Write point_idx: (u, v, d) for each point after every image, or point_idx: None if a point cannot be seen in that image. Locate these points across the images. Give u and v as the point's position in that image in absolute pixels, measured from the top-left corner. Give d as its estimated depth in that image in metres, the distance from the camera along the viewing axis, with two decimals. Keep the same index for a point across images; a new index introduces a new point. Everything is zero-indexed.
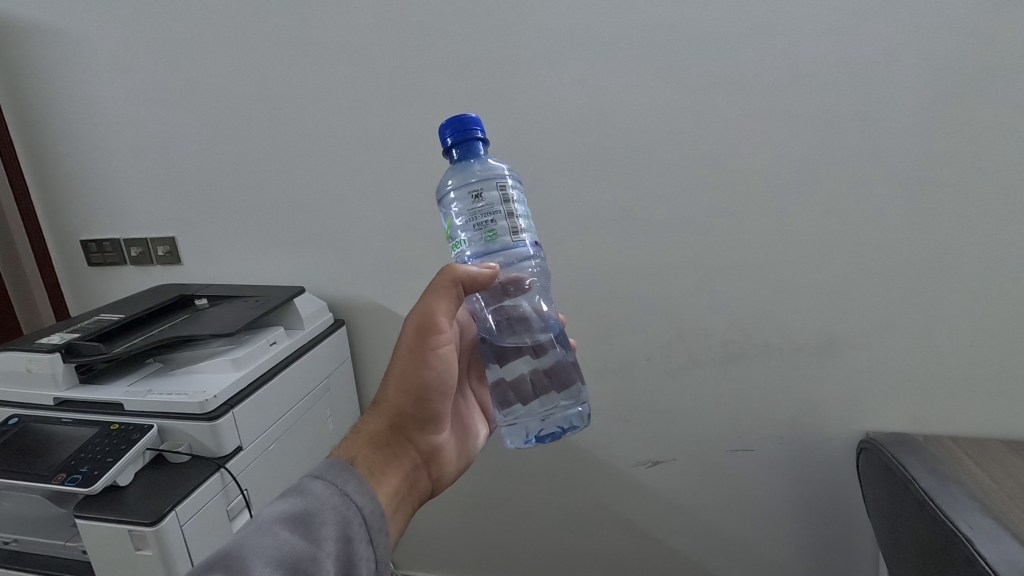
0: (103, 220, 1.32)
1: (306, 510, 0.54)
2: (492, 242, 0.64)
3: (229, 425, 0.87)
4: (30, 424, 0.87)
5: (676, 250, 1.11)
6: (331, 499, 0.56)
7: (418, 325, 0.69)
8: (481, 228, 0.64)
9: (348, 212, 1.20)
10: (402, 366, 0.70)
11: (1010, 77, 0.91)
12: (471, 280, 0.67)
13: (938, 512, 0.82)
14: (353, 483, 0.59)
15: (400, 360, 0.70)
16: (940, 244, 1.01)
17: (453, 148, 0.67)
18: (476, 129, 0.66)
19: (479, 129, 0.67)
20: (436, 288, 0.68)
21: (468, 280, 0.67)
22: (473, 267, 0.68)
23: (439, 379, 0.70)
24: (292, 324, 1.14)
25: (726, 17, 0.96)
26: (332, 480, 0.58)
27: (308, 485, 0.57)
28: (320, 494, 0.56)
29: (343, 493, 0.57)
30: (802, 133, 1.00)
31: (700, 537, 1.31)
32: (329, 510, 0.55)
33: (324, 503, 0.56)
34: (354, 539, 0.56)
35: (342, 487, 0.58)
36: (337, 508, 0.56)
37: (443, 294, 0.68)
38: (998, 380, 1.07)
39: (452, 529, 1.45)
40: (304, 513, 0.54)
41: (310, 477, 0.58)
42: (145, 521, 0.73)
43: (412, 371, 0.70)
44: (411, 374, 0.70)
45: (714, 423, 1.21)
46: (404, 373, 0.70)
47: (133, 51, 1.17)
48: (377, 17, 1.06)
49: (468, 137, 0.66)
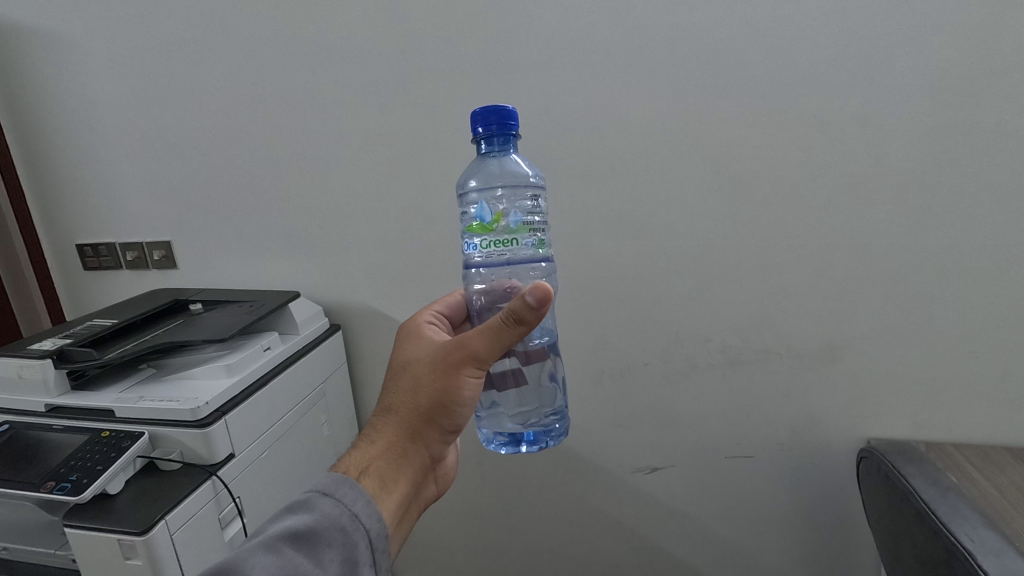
0: (98, 225, 1.32)
1: (313, 527, 0.53)
2: (540, 251, 0.68)
3: (221, 432, 0.86)
4: (22, 431, 0.85)
5: (675, 254, 1.09)
6: (339, 519, 0.55)
7: (468, 350, 0.64)
8: (532, 230, 0.67)
9: (345, 215, 1.20)
10: (438, 382, 0.64)
11: (1015, 81, 0.90)
12: (528, 317, 0.61)
13: (938, 525, 0.80)
14: (363, 503, 0.57)
15: (435, 376, 0.64)
16: (941, 248, 1.00)
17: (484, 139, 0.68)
18: (514, 125, 0.67)
19: (514, 124, 0.67)
20: (495, 320, 0.63)
21: (524, 318, 0.61)
22: (526, 300, 0.60)
23: (472, 402, 0.66)
24: (286, 328, 1.13)
25: (724, 18, 0.94)
26: (341, 498, 0.56)
27: (317, 502, 0.55)
28: (329, 512, 0.55)
29: (353, 514, 0.55)
30: (801, 137, 0.98)
31: (701, 544, 1.30)
32: (336, 530, 0.54)
33: (331, 523, 0.54)
34: (359, 562, 0.54)
35: (351, 506, 0.56)
36: (345, 529, 0.54)
37: (502, 328, 0.62)
38: (1000, 385, 1.06)
39: (450, 536, 1.43)
40: (310, 531, 0.52)
41: (317, 493, 0.56)
42: (134, 530, 0.72)
43: (448, 391, 0.64)
44: (446, 394, 0.64)
45: (714, 429, 1.20)
46: (437, 390, 0.64)
47: (128, 54, 1.16)
48: (371, 19, 1.05)
49: (504, 128, 0.66)
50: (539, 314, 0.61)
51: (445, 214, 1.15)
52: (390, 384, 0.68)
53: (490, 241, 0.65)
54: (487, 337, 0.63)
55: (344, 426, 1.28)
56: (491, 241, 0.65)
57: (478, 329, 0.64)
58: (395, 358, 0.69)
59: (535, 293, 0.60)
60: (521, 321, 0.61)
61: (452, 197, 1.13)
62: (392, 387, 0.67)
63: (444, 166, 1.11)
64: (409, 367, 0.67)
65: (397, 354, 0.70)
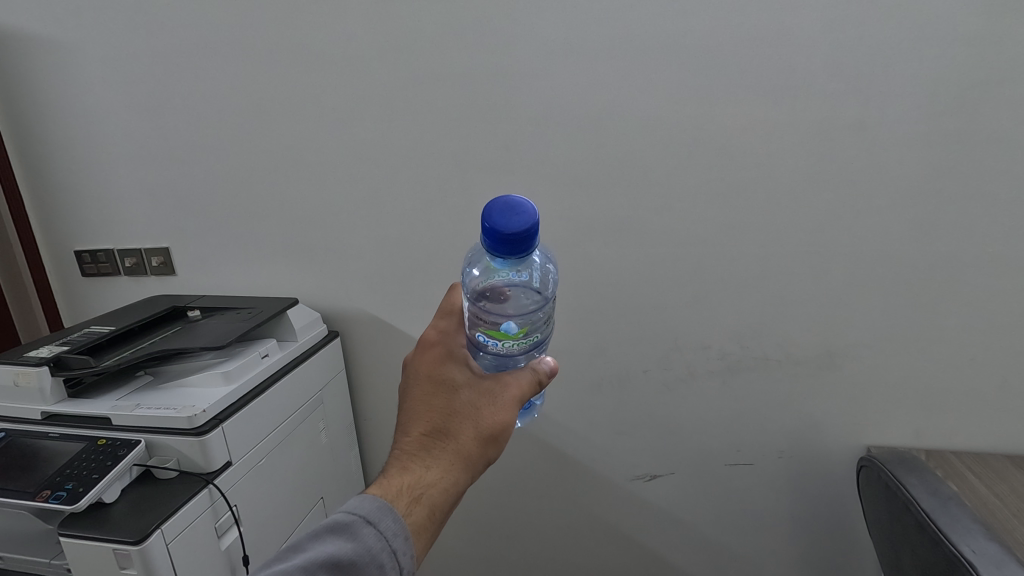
0: (96, 231, 1.32)
1: (353, 560, 0.51)
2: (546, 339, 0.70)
3: (218, 439, 0.86)
4: (18, 439, 0.85)
5: (674, 260, 1.09)
6: (379, 556, 0.52)
7: (524, 391, 0.64)
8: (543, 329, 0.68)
9: (344, 223, 1.20)
10: (494, 416, 0.62)
11: (1014, 88, 0.90)
12: (548, 379, 0.67)
13: (940, 535, 0.79)
14: (402, 538, 0.54)
15: (494, 409, 0.62)
16: (940, 255, 1.00)
17: (494, 253, 0.59)
18: (528, 244, 0.58)
19: (529, 244, 0.58)
20: (533, 371, 0.66)
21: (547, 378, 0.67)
22: (542, 370, 0.67)
23: None
24: (285, 335, 1.13)
25: (724, 25, 0.94)
26: (384, 532, 0.53)
27: (360, 532, 0.53)
28: (370, 546, 0.52)
29: (391, 552, 0.53)
30: (800, 144, 0.99)
31: (700, 551, 1.29)
32: (374, 567, 0.51)
33: (371, 558, 0.52)
34: None
35: (390, 541, 0.53)
36: (382, 566, 0.52)
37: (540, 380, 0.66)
38: (999, 393, 1.06)
39: (448, 544, 1.42)
40: (350, 564, 0.50)
41: (361, 521, 0.53)
42: (131, 539, 0.71)
43: (505, 427, 0.62)
44: (502, 430, 0.62)
45: (713, 437, 1.19)
46: (490, 426, 0.62)
47: (127, 61, 1.16)
48: (371, 27, 1.05)
49: (523, 251, 0.58)
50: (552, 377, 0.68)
51: (445, 221, 1.15)
52: (438, 406, 0.62)
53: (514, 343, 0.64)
54: (535, 384, 0.65)
55: (341, 433, 1.27)
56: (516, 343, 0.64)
57: (529, 375, 0.65)
58: (439, 375, 0.64)
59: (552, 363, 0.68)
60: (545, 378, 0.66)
61: (453, 204, 1.14)
62: (442, 410, 0.62)
63: (444, 173, 1.12)
64: (460, 393, 0.63)
65: (441, 372, 0.64)
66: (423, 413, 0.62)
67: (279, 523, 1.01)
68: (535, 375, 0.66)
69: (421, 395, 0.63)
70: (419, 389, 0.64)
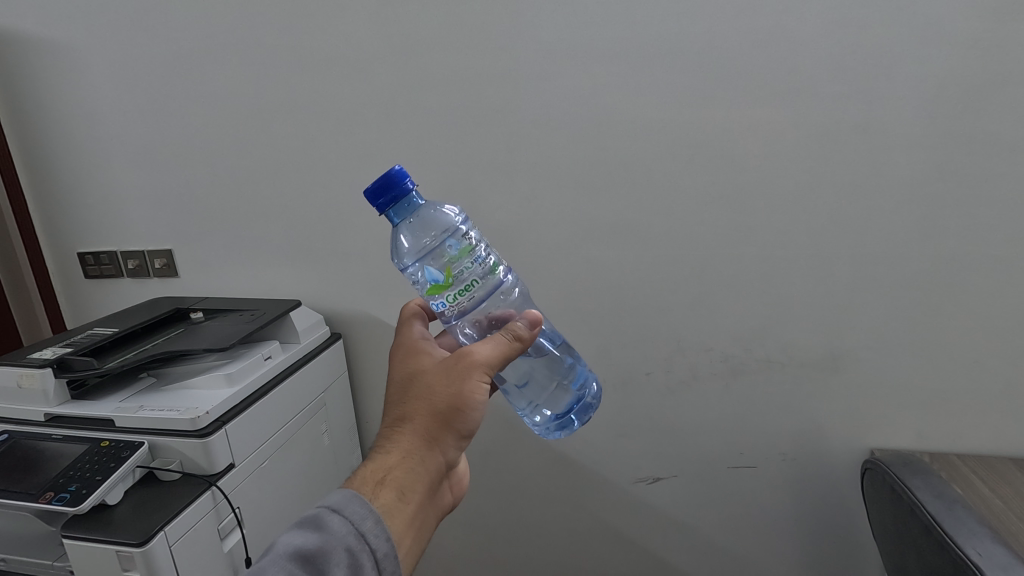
0: (99, 234, 1.32)
1: (320, 547, 0.51)
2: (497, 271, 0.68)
3: (221, 442, 0.86)
4: (21, 440, 0.84)
5: (677, 263, 1.09)
6: (347, 539, 0.52)
7: (487, 357, 0.63)
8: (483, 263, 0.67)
9: (346, 225, 1.20)
10: (451, 389, 0.61)
11: (1017, 90, 0.90)
12: (525, 335, 0.65)
13: (945, 538, 0.79)
14: (371, 522, 0.54)
15: (450, 383, 0.62)
16: (943, 258, 1.00)
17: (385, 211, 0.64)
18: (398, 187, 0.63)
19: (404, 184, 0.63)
20: (500, 335, 0.64)
21: (517, 338, 0.65)
22: (512, 331, 0.65)
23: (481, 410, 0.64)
24: (288, 337, 1.13)
25: (726, 28, 0.95)
26: (351, 516, 0.54)
27: (326, 520, 0.53)
28: (337, 531, 0.52)
29: (360, 535, 0.53)
30: (802, 146, 0.99)
31: (704, 553, 1.28)
32: (344, 552, 0.51)
33: (338, 543, 0.51)
34: None
35: (359, 525, 0.54)
36: (352, 550, 0.52)
37: (505, 343, 0.64)
38: (1003, 395, 1.06)
39: (451, 548, 1.41)
40: (317, 551, 0.50)
41: (327, 510, 0.54)
42: (133, 541, 0.72)
43: (464, 398, 0.61)
44: (462, 400, 0.61)
45: (717, 439, 1.19)
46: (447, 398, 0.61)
47: (130, 64, 1.17)
48: (373, 30, 1.06)
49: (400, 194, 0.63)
50: (528, 332, 0.66)
51: None
52: (399, 394, 0.64)
53: (454, 293, 0.64)
54: (500, 349, 0.64)
55: (344, 436, 1.27)
56: (456, 292, 0.63)
57: (493, 342, 0.64)
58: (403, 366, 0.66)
59: (527, 319, 0.67)
60: (513, 339, 0.65)
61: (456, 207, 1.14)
62: (403, 396, 0.63)
63: (447, 175, 1.12)
64: (419, 376, 0.64)
65: (404, 364, 0.66)
66: (389, 404, 0.64)
67: (281, 526, 1.01)
68: (499, 339, 0.64)
69: (388, 388, 0.66)
70: (390, 384, 0.66)
